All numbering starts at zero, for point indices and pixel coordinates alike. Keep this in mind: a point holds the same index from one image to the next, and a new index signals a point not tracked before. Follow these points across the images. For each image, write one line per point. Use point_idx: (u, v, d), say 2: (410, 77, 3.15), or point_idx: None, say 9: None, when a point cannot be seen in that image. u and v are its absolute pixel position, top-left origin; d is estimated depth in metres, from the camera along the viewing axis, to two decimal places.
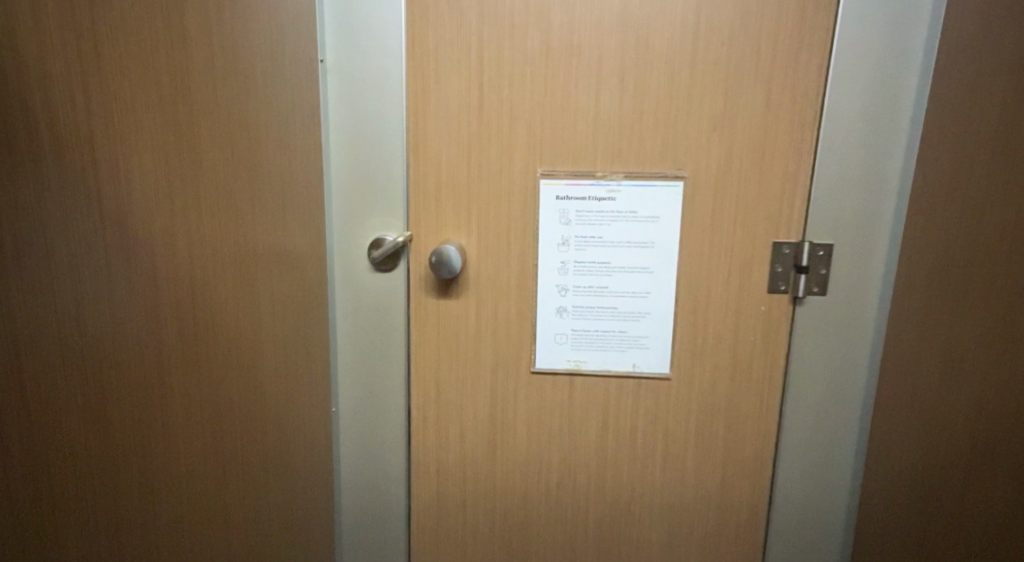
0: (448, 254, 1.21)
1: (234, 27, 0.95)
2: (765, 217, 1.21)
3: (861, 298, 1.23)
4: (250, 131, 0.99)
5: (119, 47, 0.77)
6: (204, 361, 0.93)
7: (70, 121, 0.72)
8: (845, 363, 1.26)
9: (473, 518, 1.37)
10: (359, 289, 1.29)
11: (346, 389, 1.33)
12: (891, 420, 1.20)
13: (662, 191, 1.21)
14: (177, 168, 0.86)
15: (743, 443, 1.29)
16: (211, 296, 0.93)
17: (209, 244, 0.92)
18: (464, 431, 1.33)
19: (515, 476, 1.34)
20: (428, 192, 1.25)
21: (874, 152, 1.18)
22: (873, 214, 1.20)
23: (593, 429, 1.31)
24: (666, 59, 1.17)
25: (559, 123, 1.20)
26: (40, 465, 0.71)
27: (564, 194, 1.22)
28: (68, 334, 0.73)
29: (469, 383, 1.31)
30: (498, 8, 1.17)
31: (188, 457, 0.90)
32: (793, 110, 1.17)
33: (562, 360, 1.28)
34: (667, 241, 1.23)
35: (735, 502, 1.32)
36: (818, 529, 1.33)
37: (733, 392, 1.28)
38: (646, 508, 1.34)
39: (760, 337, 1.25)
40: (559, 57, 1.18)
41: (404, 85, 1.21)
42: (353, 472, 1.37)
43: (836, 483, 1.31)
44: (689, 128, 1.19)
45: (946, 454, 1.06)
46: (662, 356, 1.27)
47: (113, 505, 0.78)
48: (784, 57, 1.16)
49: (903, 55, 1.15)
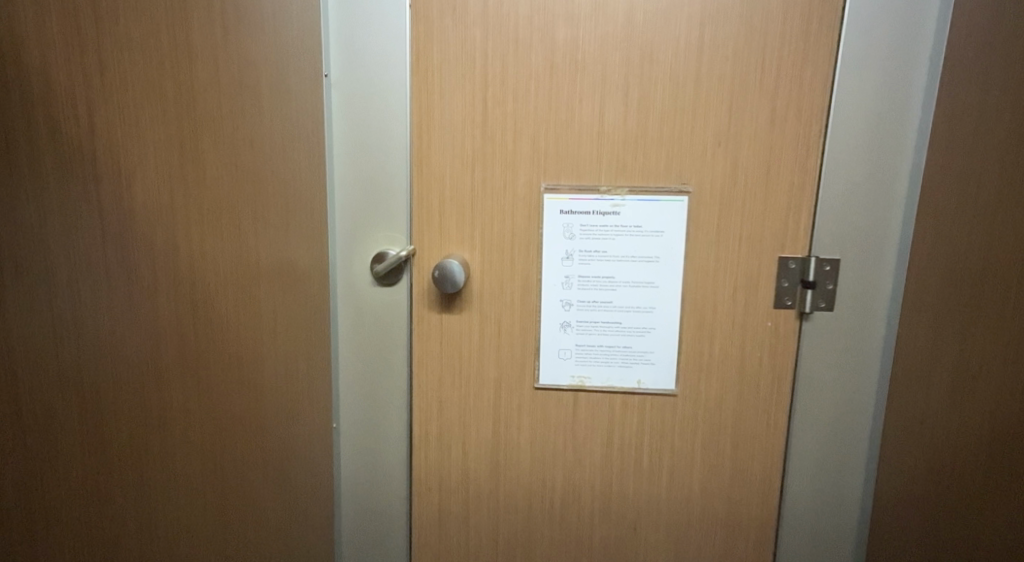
0: (450, 268, 1.20)
1: (240, 41, 0.95)
2: (772, 232, 1.20)
3: (869, 314, 1.22)
4: (254, 143, 0.99)
5: (124, 57, 0.77)
6: (205, 374, 0.92)
7: (73, 135, 0.71)
8: (853, 381, 1.24)
9: (476, 537, 1.35)
10: (361, 302, 1.28)
11: (348, 404, 1.32)
12: (901, 438, 1.18)
13: (666, 205, 1.20)
14: (180, 179, 0.85)
15: (751, 461, 1.27)
16: (213, 308, 0.93)
17: (210, 256, 0.91)
18: (467, 448, 1.32)
19: (518, 492, 1.32)
20: (432, 206, 1.24)
21: (882, 167, 1.17)
22: (880, 229, 1.19)
23: (599, 446, 1.30)
24: (671, 74, 1.17)
25: (563, 138, 1.20)
26: (37, 471, 0.70)
27: (568, 208, 1.22)
28: (65, 346, 0.72)
29: (472, 398, 1.30)
30: (502, 25, 1.18)
31: (186, 473, 0.88)
32: (798, 126, 1.17)
33: (566, 377, 1.27)
34: (672, 256, 1.22)
35: (744, 520, 1.30)
36: (829, 549, 1.30)
37: (740, 409, 1.26)
38: (653, 526, 1.31)
39: (768, 353, 1.24)
40: (563, 72, 1.18)
41: (409, 99, 1.22)
42: (355, 486, 1.35)
43: (847, 501, 1.28)
44: (694, 142, 1.18)
45: (958, 471, 1.04)
46: (667, 373, 1.26)
47: (109, 521, 0.77)
48: (789, 73, 1.15)
49: (909, 69, 1.14)
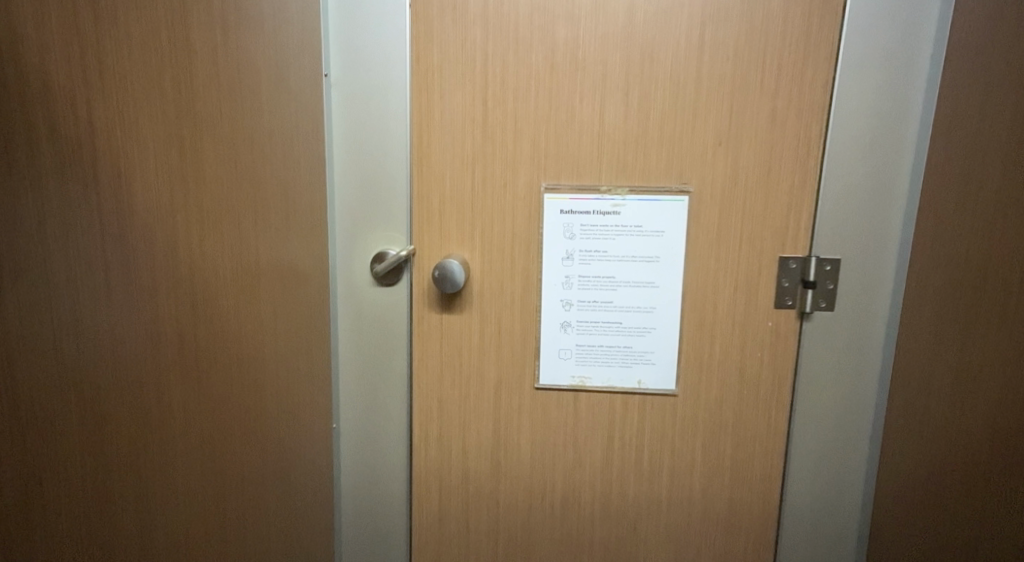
0: (450, 268, 1.20)
1: (239, 41, 0.95)
2: (772, 231, 1.20)
3: (870, 314, 1.21)
4: (254, 143, 0.99)
5: (124, 57, 0.77)
6: (205, 373, 0.92)
7: (72, 134, 0.71)
8: (854, 380, 1.24)
9: (476, 537, 1.35)
10: (361, 302, 1.28)
11: (348, 404, 1.32)
12: (902, 438, 1.18)
13: (666, 205, 1.20)
14: (179, 178, 0.85)
15: (751, 461, 1.27)
16: (213, 308, 0.92)
17: (210, 255, 0.91)
18: (467, 448, 1.32)
19: (519, 492, 1.32)
20: (432, 206, 1.24)
21: (882, 166, 1.17)
22: (881, 229, 1.19)
23: (599, 446, 1.29)
24: (671, 74, 1.17)
25: (563, 138, 1.20)
26: (36, 471, 0.70)
27: (568, 207, 1.22)
28: (64, 347, 0.72)
29: (472, 398, 1.30)
30: (502, 25, 1.18)
31: (186, 473, 0.88)
32: (799, 126, 1.17)
33: (566, 377, 1.27)
34: (672, 256, 1.22)
35: (744, 520, 1.30)
36: (830, 549, 1.30)
37: (740, 409, 1.26)
38: (653, 526, 1.31)
39: (768, 353, 1.24)
40: (564, 71, 1.18)
41: (408, 99, 1.21)
42: (355, 486, 1.35)
43: (848, 500, 1.28)
44: (694, 141, 1.18)
45: (959, 471, 1.04)
46: (667, 373, 1.25)
47: (109, 521, 0.77)
48: (790, 72, 1.15)
49: (909, 68, 1.14)
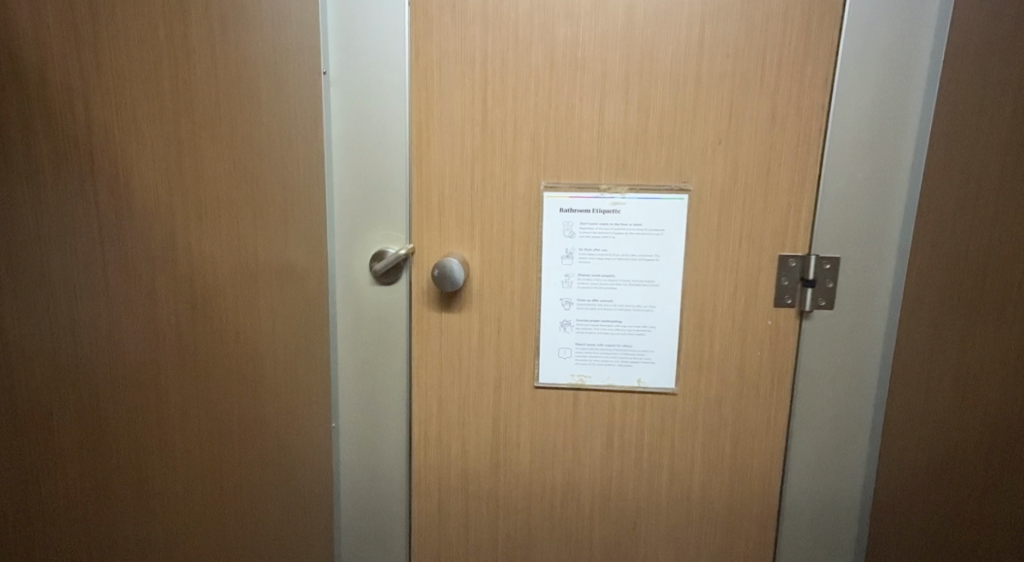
0: (450, 267, 1.20)
1: (237, 40, 0.95)
2: (772, 230, 1.20)
3: (869, 312, 1.21)
4: (253, 142, 0.99)
5: (121, 58, 0.77)
6: (204, 373, 0.92)
7: (69, 135, 0.71)
8: (854, 379, 1.24)
9: (476, 536, 1.35)
10: (360, 300, 1.28)
11: (347, 403, 1.32)
12: (902, 437, 1.18)
13: (666, 204, 1.20)
14: (178, 178, 0.85)
15: (751, 459, 1.27)
16: (211, 307, 0.92)
17: (209, 254, 0.91)
18: (467, 446, 1.32)
19: (518, 491, 1.32)
20: (432, 205, 1.24)
21: (882, 165, 1.17)
22: (880, 227, 1.19)
23: (599, 445, 1.29)
24: (671, 72, 1.17)
25: (563, 136, 1.20)
26: (36, 472, 0.70)
27: (568, 206, 1.21)
28: (62, 349, 0.72)
29: (471, 397, 1.30)
30: (502, 23, 1.17)
31: (185, 472, 0.88)
32: (799, 124, 1.16)
33: (566, 375, 1.27)
34: (672, 254, 1.22)
35: (744, 519, 1.30)
36: (830, 548, 1.30)
37: (740, 408, 1.26)
38: (652, 525, 1.31)
39: (768, 352, 1.23)
40: (563, 70, 1.18)
41: (408, 98, 1.21)
42: (354, 485, 1.35)
43: (847, 499, 1.28)
44: (694, 140, 1.18)
45: (958, 469, 1.04)
46: (667, 372, 1.25)
47: (108, 521, 0.77)
48: (789, 71, 1.15)
49: (908, 67, 1.14)
